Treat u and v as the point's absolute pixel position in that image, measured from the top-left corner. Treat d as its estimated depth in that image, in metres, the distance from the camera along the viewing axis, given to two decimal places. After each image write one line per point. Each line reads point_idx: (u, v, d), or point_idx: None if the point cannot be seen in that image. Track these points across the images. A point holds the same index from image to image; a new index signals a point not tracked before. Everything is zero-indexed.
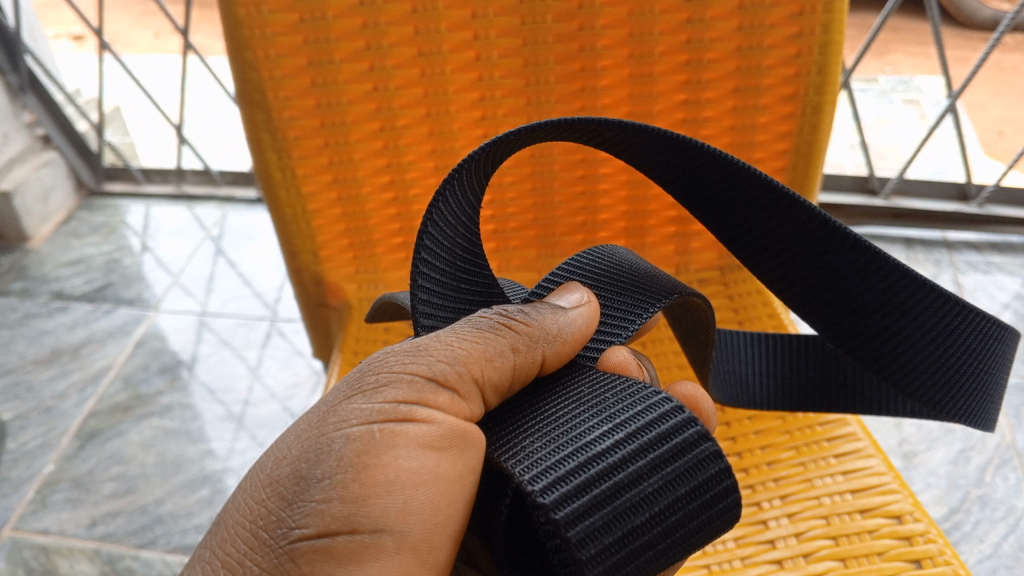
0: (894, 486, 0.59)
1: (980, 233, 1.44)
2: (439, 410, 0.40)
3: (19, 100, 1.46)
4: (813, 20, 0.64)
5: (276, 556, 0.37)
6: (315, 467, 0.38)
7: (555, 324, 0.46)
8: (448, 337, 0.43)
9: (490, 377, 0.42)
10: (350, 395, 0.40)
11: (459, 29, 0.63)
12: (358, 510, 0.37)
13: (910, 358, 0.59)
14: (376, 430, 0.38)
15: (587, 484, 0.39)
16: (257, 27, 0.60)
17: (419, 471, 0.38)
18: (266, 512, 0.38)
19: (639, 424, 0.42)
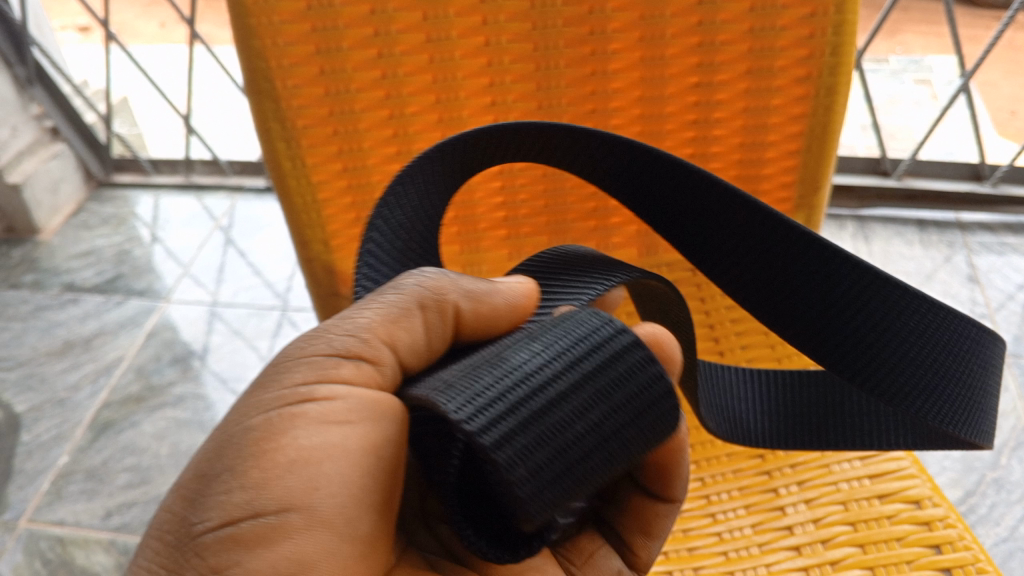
0: (912, 471, 0.59)
1: (993, 212, 1.42)
2: (340, 385, 0.41)
3: (27, 93, 1.46)
4: (826, 1, 0.63)
5: (185, 555, 0.37)
6: (214, 463, 0.38)
7: (469, 277, 0.47)
8: (350, 314, 0.44)
9: (400, 341, 0.44)
10: (252, 389, 0.41)
11: (467, 14, 0.62)
12: (258, 494, 0.37)
13: (892, 365, 0.56)
14: (274, 415, 0.39)
15: (516, 402, 0.36)
16: (265, 15, 0.59)
17: (321, 447, 0.38)
18: (175, 516, 0.38)
19: (567, 340, 0.39)
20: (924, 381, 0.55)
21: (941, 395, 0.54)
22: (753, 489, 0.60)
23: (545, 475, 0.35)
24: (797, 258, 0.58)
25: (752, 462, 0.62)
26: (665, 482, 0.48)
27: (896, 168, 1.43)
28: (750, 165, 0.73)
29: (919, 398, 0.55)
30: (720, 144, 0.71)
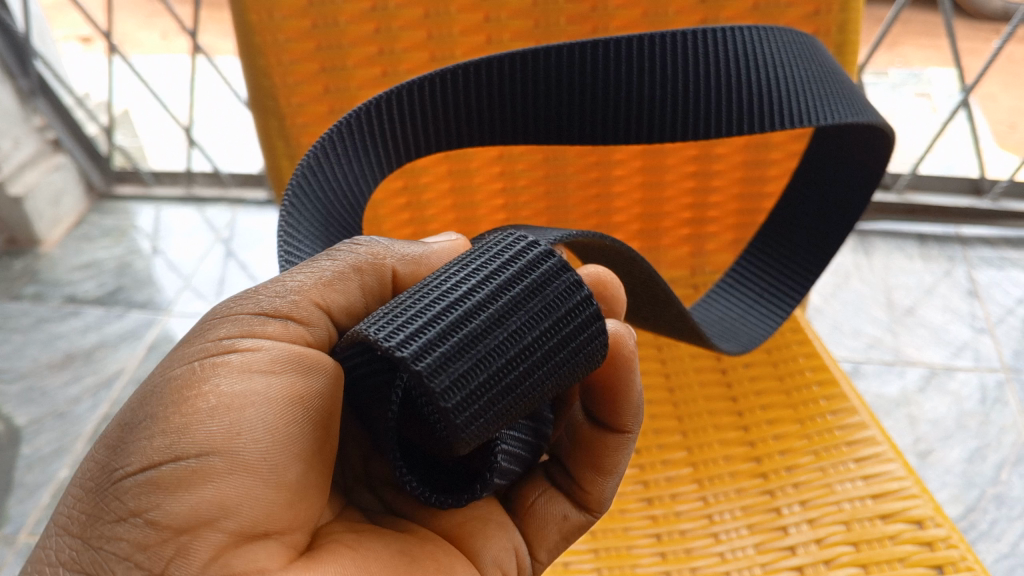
0: (915, 491, 0.59)
1: (993, 227, 1.43)
2: (267, 339, 0.42)
3: (30, 104, 1.47)
4: (828, 20, 0.64)
5: (105, 499, 0.38)
6: (138, 410, 0.39)
7: (407, 249, 0.49)
8: (283, 275, 0.45)
9: (334, 300, 0.45)
10: (181, 346, 0.42)
11: (472, 33, 0.63)
12: (180, 438, 0.38)
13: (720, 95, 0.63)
14: (197, 364, 0.40)
15: (450, 328, 0.38)
16: (270, 33, 0.59)
17: (245, 394, 0.40)
18: (96, 462, 0.39)
19: (498, 265, 0.41)
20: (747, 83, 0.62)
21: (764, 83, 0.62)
22: (755, 509, 0.60)
23: (475, 401, 0.38)
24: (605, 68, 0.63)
25: (755, 481, 0.62)
26: (614, 409, 0.49)
27: (896, 183, 1.44)
28: None
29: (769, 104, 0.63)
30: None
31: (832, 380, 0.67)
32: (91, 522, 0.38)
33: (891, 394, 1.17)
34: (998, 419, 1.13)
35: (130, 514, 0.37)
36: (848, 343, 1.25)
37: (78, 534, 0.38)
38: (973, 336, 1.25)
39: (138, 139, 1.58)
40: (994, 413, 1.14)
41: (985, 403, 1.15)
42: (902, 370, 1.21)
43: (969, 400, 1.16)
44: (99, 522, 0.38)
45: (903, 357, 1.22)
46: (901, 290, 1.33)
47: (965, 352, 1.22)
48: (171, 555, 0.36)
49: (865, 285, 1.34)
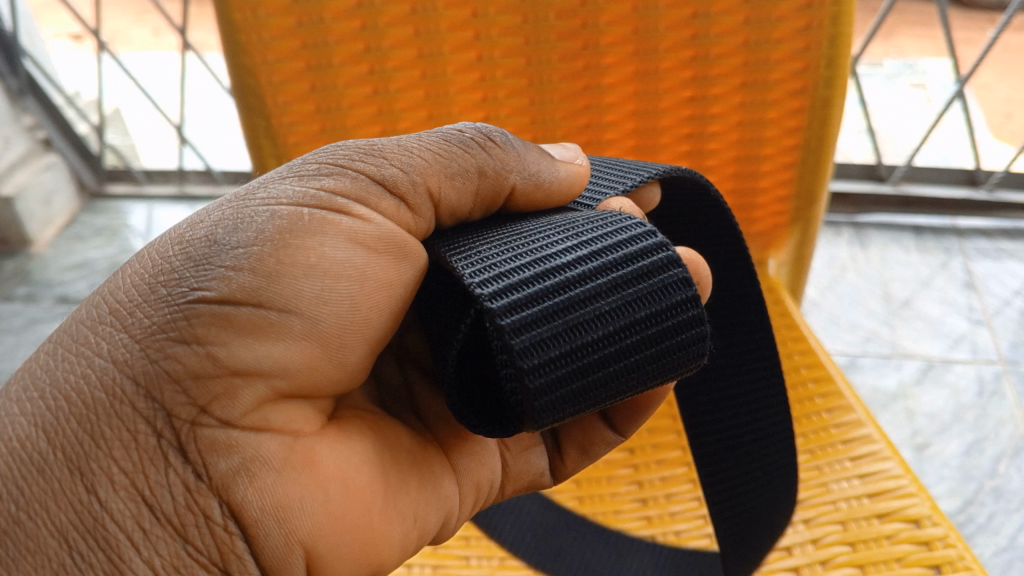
0: (911, 489, 0.58)
1: (988, 218, 1.43)
2: (379, 214, 0.41)
3: (19, 104, 1.47)
4: (821, 13, 0.62)
5: (169, 312, 0.37)
6: (233, 234, 0.38)
7: (536, 164, 0.45)
8: (414, 143, 0.43)
9: (445, 194, 0.43)
10: (281, 176, 0.41)
11: (459, 28, 0.62)
12: (267, 286, 0.38)
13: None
14: (305, 213, 0.39)
15: (541, 294, 0.39)
16: (254, 32, 0.59)
17: (344, 263, 0.40)
18: (167, 269, 0.38)
19: (608, 244, 0.41)
20: None
21: None
22: None
23: (551, 370, 0.38)
24: None
25: None
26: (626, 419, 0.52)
27: (891, 174, 1.44)
28: (744, 185, 0.71)
29: None
30: (715, 160, 0.70)
31: (827, 378, 0.66)
32: (147, 331, 0.37)
33: (888, 387, 1.17)
34: (995, 412, 1.12)
35: (195, 339, 0.36)
36: (844, 336, 1.24)
37: (128, 338, 0.37)
38: (970, 329, 1.24)
39: (129, 137, 1.58)
40: (991, 406, 1.13)
41: (982, 397, 1.14)
42: (900, 362, 1.20)
43: (966, 393, 1.15)
44: (155, 335, 0.37)
45: (899, 350, 1.22)
46: (898, 283, 1.32)
47: (962, 344, 1.22)
48: (217, 394, 0.37)
49: (861, 278, 1.33)
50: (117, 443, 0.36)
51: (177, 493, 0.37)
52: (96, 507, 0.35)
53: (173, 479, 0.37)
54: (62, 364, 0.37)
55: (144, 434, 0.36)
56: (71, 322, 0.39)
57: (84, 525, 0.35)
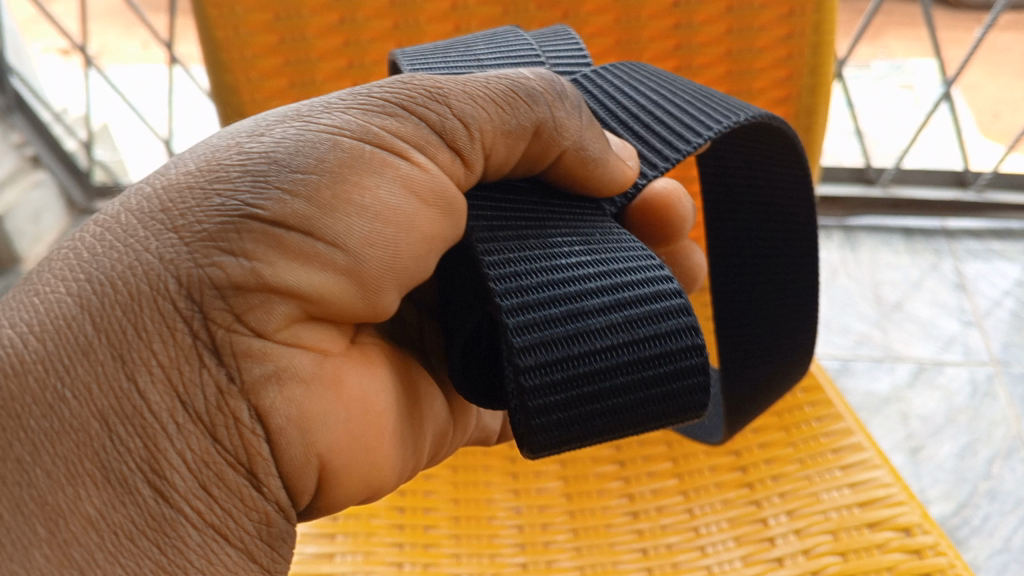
0: (901, 497, 0.58)
1: (979, 219, 1.43)
2: (435, 164, 0.42)
3: (7, 121, 1.48)
4: (803, 21, 0.61)
5: (223, 218, 0.37)
6: (294, 157, 0.38)
7: (589, 133, 0.46)
8: (478, 89, 0.43)
9: (496, 148, 0.44)
10: (343, 103, 0.41)
11: (443, 43, 0.62)
12: (321, 216, 0.38)
13: (517, 62, 0.51)
14: (368, 152, 0.40)
15: (575, 356, 0.39)
16: (236, 49, 0.59)
17: (395, 207, 0.41)
18: (223, 177, 0.38)
19: (649, 316, 0.41)
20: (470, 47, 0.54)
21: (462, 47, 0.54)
22: (742, 520, 0.60)
23: (556, 431, 0.39)
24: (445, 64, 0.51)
25: (741, 491, 0.62)
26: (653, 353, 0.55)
27: (880, 177, 1.44)
28: None
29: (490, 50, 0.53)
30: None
31: (816, 386, 0.67)
32: (198, 236, 0.37)
33: (881, 391, 1.17)
34: (988, 413, 1.12)
35: (244, 253, 0.37)
36: (835, 341, 1.24)
37: (177, 238, 0.37)
38: (962, 330, 1.24)
39: (118, 153, 1.58)
40: (984, 408, 1.13)
41: (974, 398, 1.15)
42: (892, 365, 1.20)
43: (958, 394, 1.15)
44: (206, 241, 0.37)
45: (891, 353, 1.22)
46: (889, 285, 1.33)
47: (953, 346, 1.22)
48: (254, 305, 0.38)
49: (852, 281, 1.34)
50: (156, 336, 0.36)
51: (209, 393, 0.37)
52: (134, 394, 0.35)
53: (207, 379, 0.37)
54: (111, 251, 0.37)
55: (182, 331, 0.37)
56: (119, 212, 0.38)
57: (123, 411, 0.35)
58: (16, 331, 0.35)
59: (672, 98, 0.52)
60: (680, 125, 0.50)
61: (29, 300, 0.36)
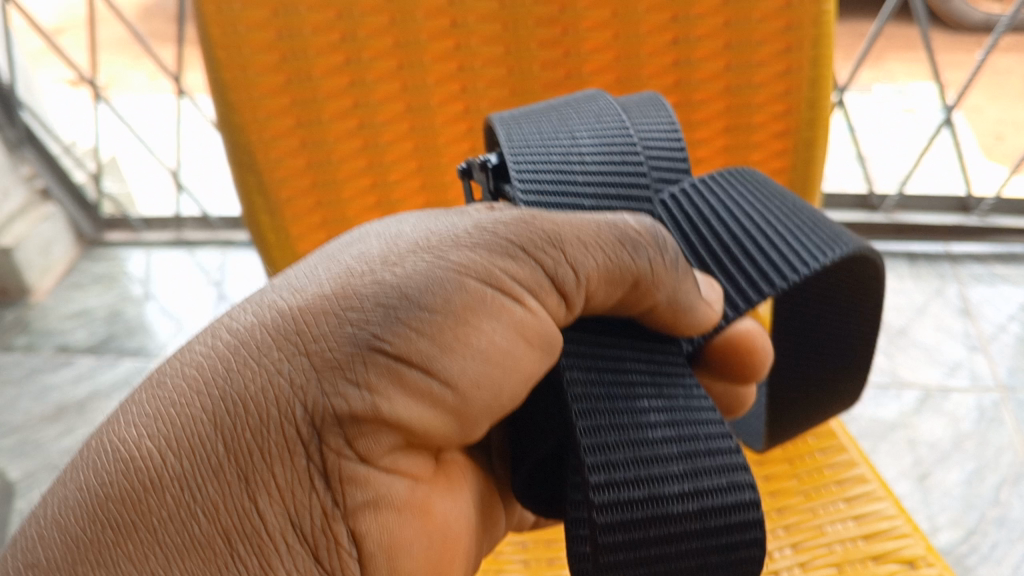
0: (905, 529, 0.58)
1: (983, 243, 1.44)
2: (543, 308, 0.41)
3: (18, 153, 1.48)
4: (800, 56, 0.60)
5: (353, 348, 0.36)
6: (424, 293, 0.37)
7: (678, 286, 0.46)
8: (590, 235, 0.43)
9: (596, 291, 0.44)
10: (468, 235, 0.40)
11: (446, 82, 0.61)
12: (441, 356, 0.37)
13: (614, 170, 0.52)
14: (489, 295, 0.39)
15: (648, 532, 0.43)
16: (243, 90, 0.56)
17: (506, 351, 0.39)
18: (355, 304, 0.37)
19: (717, 496, 0.44)
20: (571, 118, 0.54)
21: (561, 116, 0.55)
22: None
23: None
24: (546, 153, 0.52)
25: None
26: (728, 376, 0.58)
27: (884, 203, 1.45)
28: None
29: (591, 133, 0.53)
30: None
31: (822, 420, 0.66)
32: (328, 365, 0.36)
33: (888, 417, 1.17)
34: (995, 439, 1.12)
35: (367, 385, 0.36)
36: None
37: (308, 363, 0.36)
38: (968, 355, 1.24)
39: (126, 185, 1.60)
40: (991, 434, 1.13)
41: (981, 424, 1.14)
42: (898, 392, 1.20)
43: (964, 421, 1.15)
44: (335, 370, 0.36)
45: (898, 379, 1.22)
46: (893, 311, 1.33)
47: (959, 372, 1.22)
48: (365, 432, 0.37)
49: None
50: (278, 459, 0.36)
51: (315, 515, 0.37)
52: (254, 513, 0.36)
53: (314, 501, 0.37)
54: (245, 370, 0.36)
55: (299, 454, 0.36)
56: (254, 327, 0.37)
57: (244, 528, 0.35)
58: (154, 445, 0.35)
59: (762, 225, 0.54)
60: (769, 258, 0.52)
61: (166, 412, 0.36)
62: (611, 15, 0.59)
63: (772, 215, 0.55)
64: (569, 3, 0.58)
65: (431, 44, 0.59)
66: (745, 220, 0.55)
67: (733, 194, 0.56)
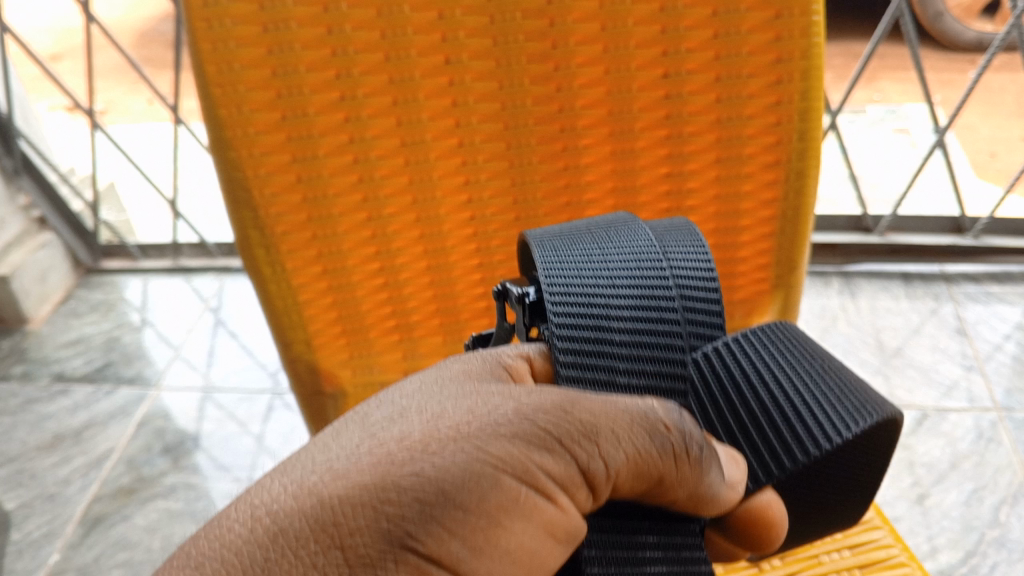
0: (903, 559, 0.58)
1: (978, 263, 1.44)
2: (569, 506, 0.37)
3: (14, 183, 1.46)
4: (791, 88, 0.59)
5: (392, 545, 0.33)
6: (462, 491, 0.34)
7: (711, 484, 0.41)
8: (625, 424, 0.38)
9: (621, 484, 0.39)
10: (503, 421, 0.37)
11: (440, 117, 0.59)
12: (474, 560, 0.34)
13: (653, 311, 0.44)
14: (519, 495, 0.35)
15: None
16: (239, 127, 0.55)
17: (530, 554, 0.35)
18: (394, 497, 0.33)
19: None
20: (601, 247, 0.47)
21: (588, 244, 0.47)
22: None
23: None
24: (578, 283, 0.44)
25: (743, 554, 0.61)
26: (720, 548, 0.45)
27: (878, 224, 1.44)
28: (724, 255, 0.67)
29: (626, 266, 0.46)
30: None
31: None
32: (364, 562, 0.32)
33: None
34: (993, 460, 1.12)
35: None
36: None
37: (344, 556, 0.32)
38: (963, 375, 1.25)
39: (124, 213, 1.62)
40: (989, 454, 1.13)
41: (978, 444, 1.14)
42: None
43: (962, 441, 1.15)
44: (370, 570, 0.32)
45: (895, 400, 1.22)
46: (889, 331, 1.33)
47: (956, 392, 1.22)
48: None
49: (851, 327, 1.35)
50: None
51: None
52: None
53: None
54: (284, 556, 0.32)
55: None
56: (292, 510, 0.33)
57: None
58: None
59: (788, 387, 0.47)
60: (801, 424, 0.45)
61: None
62: (602, 50, 0.58)
63: (795, 376, 0.48)
64: (560, 39, 0.57)
65: (425, 80, 0.57)
66: (770, 384, 0.47)
67: (757, 349, 0.48)
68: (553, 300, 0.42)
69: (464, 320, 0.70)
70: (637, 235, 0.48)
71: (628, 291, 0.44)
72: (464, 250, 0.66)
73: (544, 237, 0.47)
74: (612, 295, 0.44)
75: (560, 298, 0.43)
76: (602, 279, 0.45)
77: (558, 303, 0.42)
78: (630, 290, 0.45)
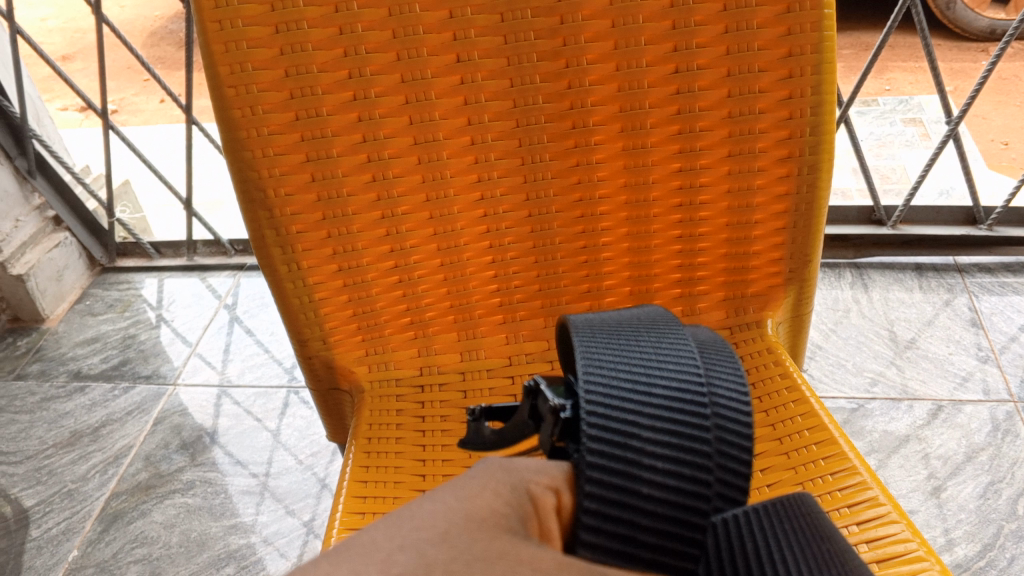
0: (921, 554, 0.56)
1: (992, 254, 1.44)
2: None
3: (29, 184, 1.47)
4: (802, 83, 0.59)
5: None
6: None
7: None
8: None
9: None
10: None
11: (452, 116, 0.59)
12: None
13: (691, 421, 0.38)
14: None
15: None
16: (254, 128, 0.56)
17: None
18: None
19: None
20: (647, 351, 0.43)
21: (634, 346, 0.44)
22: None
23: None
24: (617, 378, 0.39)
25: None
26: None
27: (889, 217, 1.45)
28: (738, 249, 0.68)
29: (670, 369, 0.41)
30: (707, 255, 0.68)
31: (831, 441, 0.64)
32: None
33: (898, 431, 1.16)
34: (1010, 452, 1.12)
35: None
36: (850, 380, 1.24)
37: None
38: (978, 366, 1.24)
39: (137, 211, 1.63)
40: (1006, 446, 1.13)
41: (994, 437, 1.14)
42: (909, 405, 1.20)
43: (978, 434, 1.15)
44: None
45: (909, 393, 1.22)
46: (902, 323, 1.33)
47: (971, 383, 1.22)
48: None
49: (864, 319, 1.34)
50: None
51: None
52: None
53: None
54: None
55: None
56: None
57: None
58: None
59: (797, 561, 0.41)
60: None
61: None
62: (612, 48, 0.58)
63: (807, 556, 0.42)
64: (571, 36, 0.57)
65: (436, 79, 0.58)
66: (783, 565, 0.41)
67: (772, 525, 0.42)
68: (587, 385, 0.38)
69: (478, 318, 0.70)
70: (682, 345, 0.44)
71: (666, 394, 0.39)
72: (478, 247, 0.66)
73: (591, 333, 0.44)
74: (651, 395, 0.39)
75: (595, 387, 0.38)
76: (643, 377, 0.40)
77: (593, 391, 0.37)
78: (670, 393, 0.39)
